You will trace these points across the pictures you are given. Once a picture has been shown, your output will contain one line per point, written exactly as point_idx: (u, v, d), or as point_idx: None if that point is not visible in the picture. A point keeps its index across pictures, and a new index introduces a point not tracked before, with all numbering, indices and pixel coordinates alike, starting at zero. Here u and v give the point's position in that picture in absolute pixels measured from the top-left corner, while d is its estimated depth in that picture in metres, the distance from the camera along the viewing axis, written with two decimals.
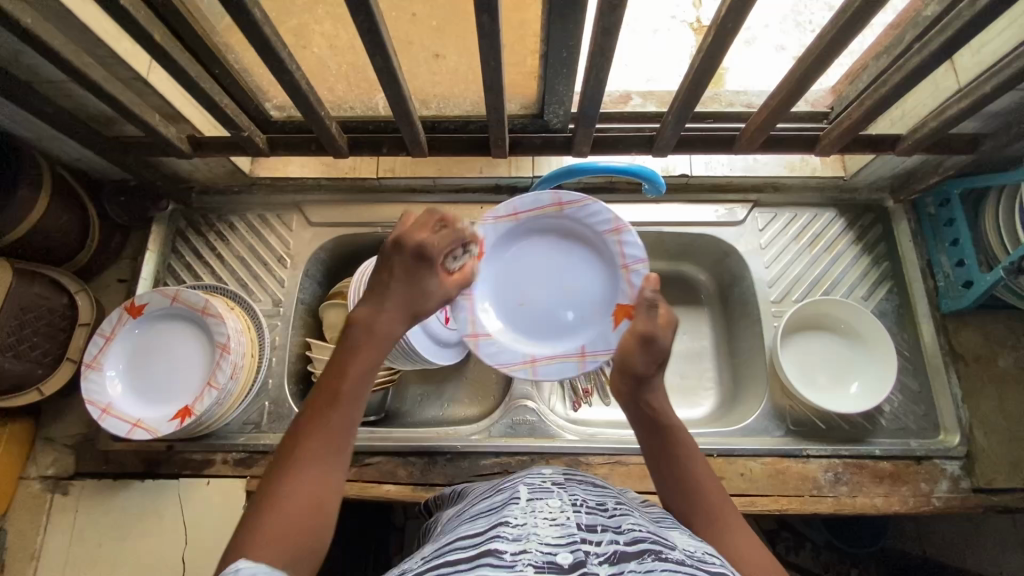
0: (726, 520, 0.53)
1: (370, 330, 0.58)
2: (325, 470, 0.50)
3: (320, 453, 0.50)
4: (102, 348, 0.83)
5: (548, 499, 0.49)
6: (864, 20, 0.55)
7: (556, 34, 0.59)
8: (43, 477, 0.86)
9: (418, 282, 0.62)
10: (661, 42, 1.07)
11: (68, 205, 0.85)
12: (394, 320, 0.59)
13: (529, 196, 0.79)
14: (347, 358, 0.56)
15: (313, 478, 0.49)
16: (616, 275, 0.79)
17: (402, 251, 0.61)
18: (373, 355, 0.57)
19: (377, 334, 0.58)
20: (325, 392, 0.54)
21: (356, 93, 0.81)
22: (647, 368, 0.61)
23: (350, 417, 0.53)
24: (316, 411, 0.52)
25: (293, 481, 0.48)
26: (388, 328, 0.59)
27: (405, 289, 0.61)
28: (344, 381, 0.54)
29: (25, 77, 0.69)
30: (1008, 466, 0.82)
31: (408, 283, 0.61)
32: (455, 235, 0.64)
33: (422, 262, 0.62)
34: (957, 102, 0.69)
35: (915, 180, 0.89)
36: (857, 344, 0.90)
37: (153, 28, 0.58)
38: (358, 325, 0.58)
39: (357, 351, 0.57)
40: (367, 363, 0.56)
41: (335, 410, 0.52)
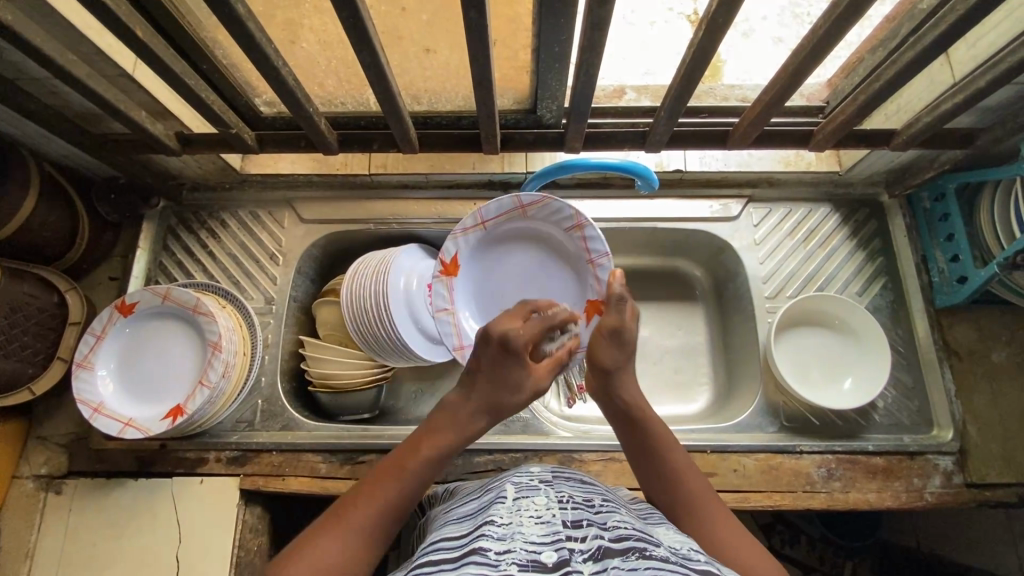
0: (713, 517, 0.52)
1: (455, 416, 0.57)
2: (362, 546, 0.49)
3: (358, 526, 0.49)
4: (93, 347, 0.82)
5: (534, 497, 0.49)
6: (858, 14, 0.55)
7: (545, 29, 0.58)
8: (36, 476, 0.86)
9: (508, 374, 0.58)
10: (657, 34, 1.05)
11: (57, 204, 0.84)
12: (475, 411, 0.57)
13: (493, 204, 0.82)
14: (425, 435, 0.56)
15: (349, 545, 0.48)
16: (584, 270, 0.83)
17: (491, 341, 0.58)
18: (449, 439, 0.56)
19: (459, 419, 0.57)
20: (391, 464, 0.53)
21: (346, 89, 0.80)
22: (616, 361, 0.61)
23: (406, 499, 0.52)
24: (378, 478, 0.52)
25: (330, 541, 0.48)
26: (470, 418, 0.57)
27: (494, 383, 0.58)
28: (413, 459, 0.54)
29: (9, 74, 0.68)
30: (1000, 462, 0.83)
31: (496, 375, 0.58)
32: (544, 325, 0.61)
33: (513, 356, 0.57)
34: (951, 96, 0.69)
35: (910, 174, 0.88)
36: (848, 340, 0.90)
37: (136, 24, 0.57)
38: (447, 408, 0.58)
39: (436, 430, 0.56)
40: (441, 448, 0.55)
41: (395, 486, 0.52)
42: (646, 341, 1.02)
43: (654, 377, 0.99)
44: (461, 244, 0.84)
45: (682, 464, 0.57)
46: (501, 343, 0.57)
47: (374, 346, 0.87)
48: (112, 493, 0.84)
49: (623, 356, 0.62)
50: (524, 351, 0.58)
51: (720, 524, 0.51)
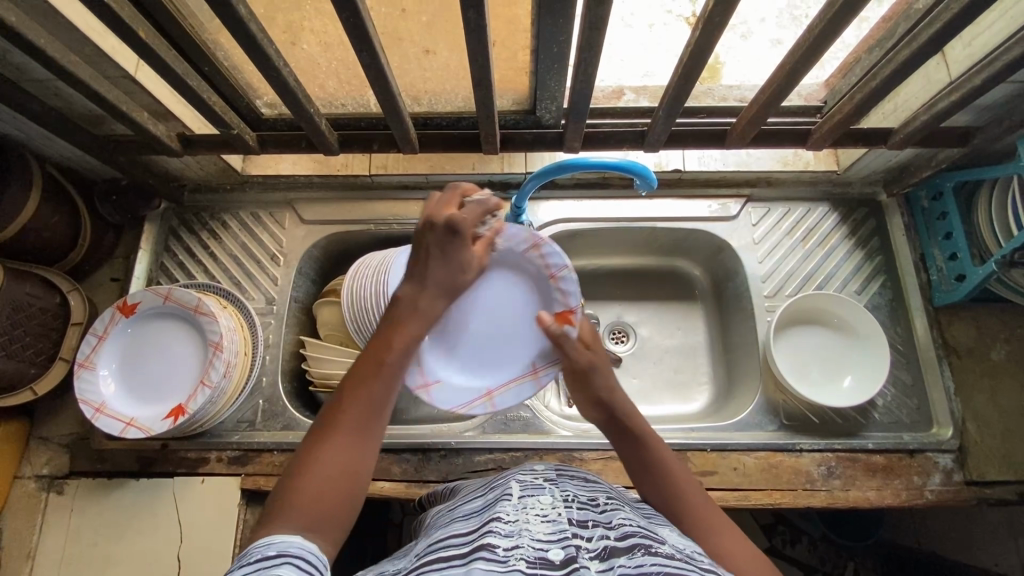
0: (714, 525, 0.52)
1: (413, 308, 0.57)
2: (361, 442, 0.49)
3: (356, 427, 0.49)
4: (95, 347, 0.83)
5: (539, 495, 0.49)
6: (852, 13, 0.55)
7: (544, 29, 0.59)
8: (38, 477, 0.86)
9: (456, 255, 0.59)
10: (656, 36, 1.06)
11: (60, 205, 0.85)
12: (434, 295, 0.58)
13: (497, 239, 0.70)
14: (393, 327, 0.55)
15: (349, 445, 0.48)
16: (545, 287, 0.72)
17: (434, 226, 0.57)
18: (418, 327, 0.56)
19: (421, 308, 0.57)
20: (367, 361, 0.53)
21: (347, 90, 0.81)
22: (614, 394, 0.59)
23: (390, 389, 0.52)
24: (356, 380, 0.52)
25: (331, 446, 0.47)
26: (431, 304, 0.58)
27: (442, 266, 0.59)
28: (387, 350, 0.53)
29: (12, 76, 0.68)
30: (1000, 459, 0.83)
31: (444, 260, 0.59)
32: (483, 209, 0.60)
33: (457, 237, 0.58)
34: (947, 94, 0.69)
35: (908, 173, 0.89)
36: (848, 338, 0.90)
37: (138, 25, 0.57)
38: (404, 302, 0.57)
39: (403, 322, 0.56)
40: (408, 339, 0.55)
41: (376, 381, 0.51)
42: (645, 340, 1.03)
43: (653, 377, 1.00)
44: None
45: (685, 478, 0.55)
46: (443, 229, 0.58)
47: None
48: (113, 493, 0.85)
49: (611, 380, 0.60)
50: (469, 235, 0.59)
51: (727, 534, 0.51)
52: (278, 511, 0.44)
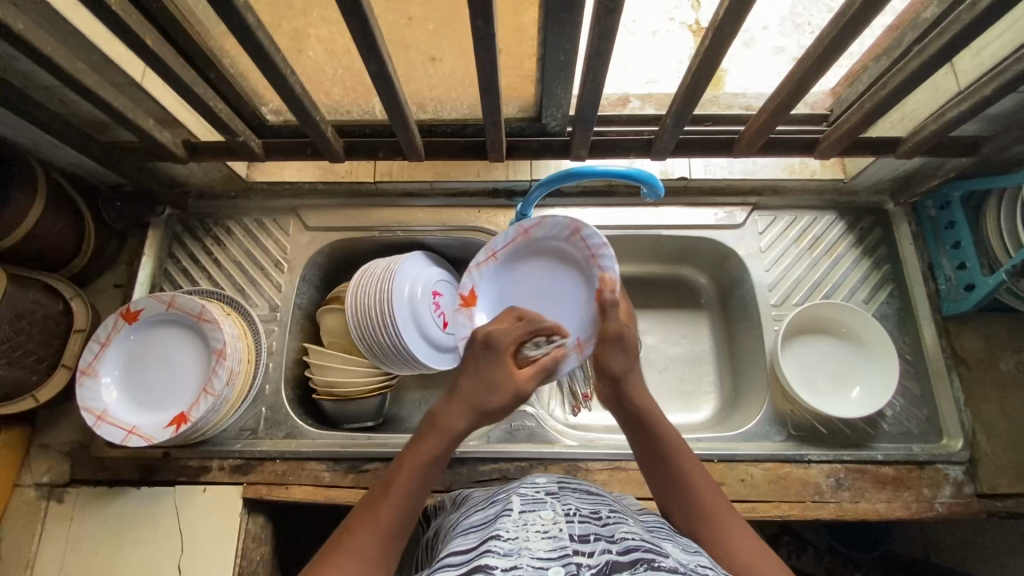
0: (729, 532, 0.51)
1: (438, 426, 0.57)
2: (370, 569, 0.48)
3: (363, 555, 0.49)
4: (98, 354, 0.82)
5: (540, 510, 0.48)
6: (863, 22, 0.55)
7: (552, 37, 0.59)
8: (38, 485, 0.85)
9: (490, 378, 0.60)
10: (660, 44, 1.06)
11: (64, 211, 0.85)
12: (462, 416, 0.58)
13: (498, 237, 0.84)
14: (414, 450, 0.56)
15: (358, 566, 0.48)
16: (587, 267, 0.82)
17: (485, 344, 0.62)
18: (438, 449, 0.56)
19: (445, 427, 0.57)
20: (386, 487, 0.53)
21: (353, 97, 0.81)
22: (624, 367, 0.63)
23: (404, 512, 0.52)
24: (374, 502, 0.53)
25: (340, 564, 0.48)
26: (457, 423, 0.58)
27: (484, 384, 0.60)
28: (405, 475, 0.54)
29: (19, 83, 0.68)
30: (1010, 471, 0.82)
31: (477, 377, 0.60)
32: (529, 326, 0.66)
33: (498, 355, 0.62)
34: (956, 104, 0.69)
35: (915, 182, 0.88)
36: (855, 348, 0.90)
37: (146, 33, 0.57)
38: (431, 421, 0.58)
39: (425, 440, 0.56)
40: (428, 457, 0.55)
41: (393, 504, 0.52)
42: (651, 349, 1.02)
43: (659, 386, 0.99)
44: (476, 276, 0.84)
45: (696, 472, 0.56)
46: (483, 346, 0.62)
47: (379, 354, 0.86)
48: (114, 502, 0.84)
49: (628, 362, 0.64)
50: (505, 352, 0.62)
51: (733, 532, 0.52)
52: None
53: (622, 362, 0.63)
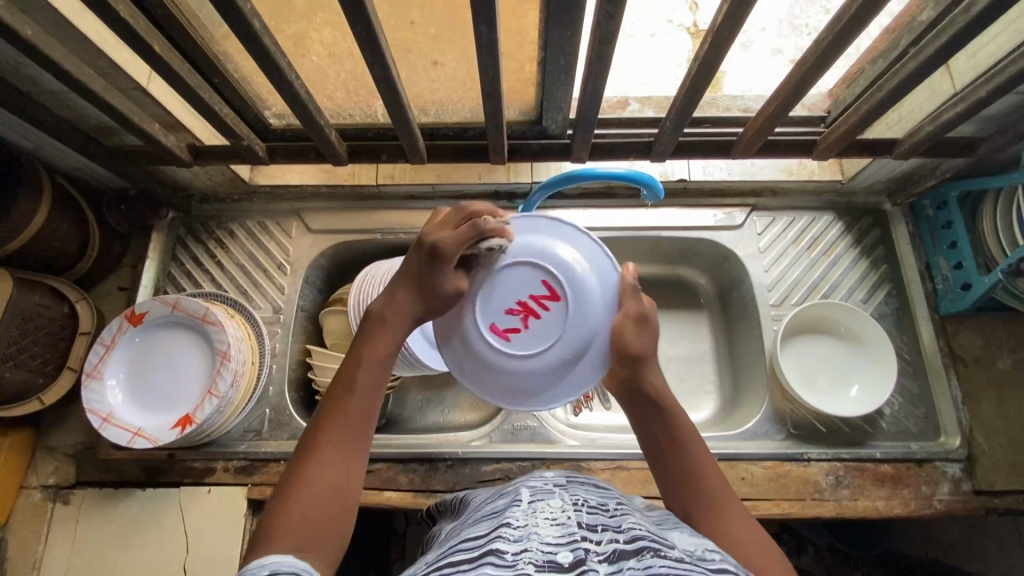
0: (723, 511, 0.51)
1: (383, 323, 0.57)
2: (348, 457, 0.50)
3: (338, 446, 0.49)
4: (102, 357, 0.83)
5: (549, 500, 0.49)
6: (860, 26, 0.56)
7: (554, 41, 0.60)
8: (44, 487, 0.86)
9: (436, 286, 0.57)
10: (659, 46, 1.07)
11: (69, 215, 0.85)
12: (405, 314, 0.57)
13: (596, 266, 0.61)
14: (365, 344, 0.56)
15: (334, 465, 0.48)
16: (577, 273, 0.60)
17: (420, 250, 0.57)
18: (388, 342, 0.56)
19: (390, 323, 0.57)
20: (342, 382, 0.53)
21: (355, 101, 0.82)
22: (646, 346, 0.59)
23: (364, 417, 0.52)
24: (333, 405, 0.52)
25: (314, 469, 0.48)
26: (399, 323, 0.57)
27: (421, 294, 0.57)
28: (359, 371, 0.54)
29: (25, 88, 0.69)
30: (1007, 467, 0.83)
31: (423, 289, 0.57)
32: (473, 232, 0.57)
33: (438, 264, 0.57)
34: (952, 106, 0.70)
35: (911, 183, 0.89)
36: (856, 348, 0.90)
37: (154, 39, 0.58)
38: (374, 317, 0.57)
39: (373, 338, 0.56)
40: (381, 354, 0.55)
41: (354, 398, 0.52)
42: None
43: None
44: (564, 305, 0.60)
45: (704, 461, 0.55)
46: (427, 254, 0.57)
47: None
48: (119, 503, 0.84)
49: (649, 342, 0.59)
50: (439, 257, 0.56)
51: (736, 523, 0.50)
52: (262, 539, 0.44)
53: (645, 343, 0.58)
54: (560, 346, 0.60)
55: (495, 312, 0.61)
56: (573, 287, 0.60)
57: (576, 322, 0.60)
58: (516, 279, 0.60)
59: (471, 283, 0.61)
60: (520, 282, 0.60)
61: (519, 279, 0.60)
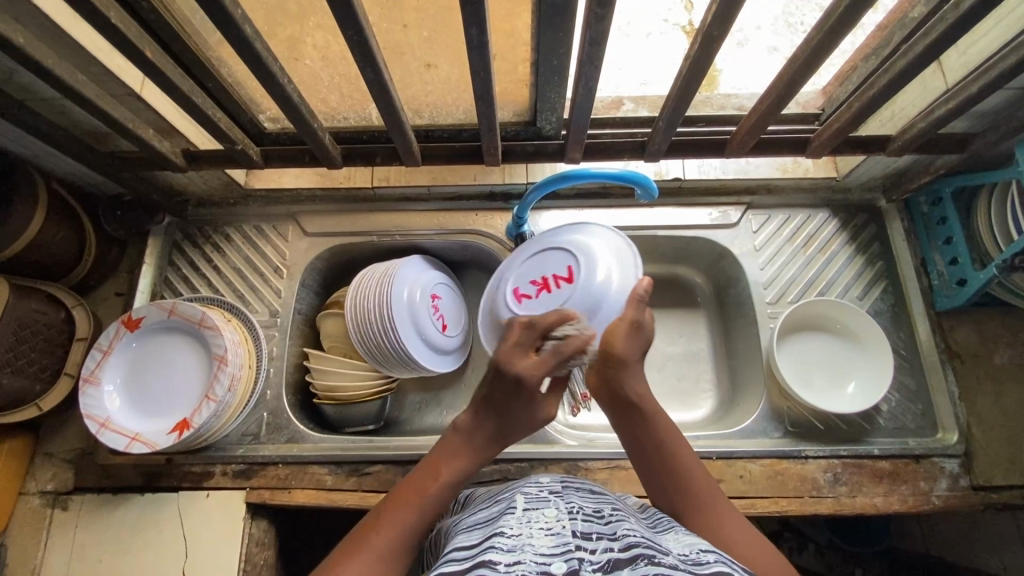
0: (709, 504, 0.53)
1: (464, 447, 0.56)
2: (389, 568, 0.49)
3: (383, 551, 0.49)
4: (99, 362, 0.83)
5: (544, 508, 0.49)
6: (850, 24, 0.56)
7: (545, 42, 0.60)
8: (43, 493, 0.86)
9: (517, 410, 0.56)
10: (653, 46, 1.07)
11: (65, 221, 0.86)
12: (489, 441, 0.56)
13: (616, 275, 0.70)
14: (442, 460, 0.55)
15: (370, 571, 0.48)
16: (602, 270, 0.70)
17: (506, 379, 0.55)
18: (468, 465, 0.55)
19: (473, 451, 0.56)
20: (408, 488, 0.54)
21: (349, 104, 0.82)
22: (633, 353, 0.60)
23: (421, 525, 0.52)
24: (396, 502, 0.53)
25: (353, 566, 0.47)
26: (485, 448, 0.56)
27: (509, 417, 0.56)
28: (429, 484, 0.53)
29: (19, 95, 0.69)
30: (1005, 463, 0.83)
31: (505, 414, 0.56)
32: (559, 355, 0.58)
33: (525, 391, 0.56)
34: (944, 102, 0.70)
35: (906, 179, 0.90)
36: (851, 344, 0.90)
37: (146, 45, 0.59)
38: (460, 433, 0.57)
39: (453, 455, 0.55)
40: (455, 479, 0.54)
41: (414, 509, 0.52)
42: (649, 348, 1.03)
43: (657, 384, 1.00)
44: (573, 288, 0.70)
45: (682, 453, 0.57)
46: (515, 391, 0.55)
47: (378, 357, 0.87)
48: (118, 508, 0.84)
49: (636, 349, 0.61)
50: (531, 390, 0.56)
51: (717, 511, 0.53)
52: None
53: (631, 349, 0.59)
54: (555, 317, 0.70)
55: (523, 280, 0.77)
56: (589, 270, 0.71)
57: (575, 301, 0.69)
58: (555, 260, 0.75)
59: (518, 255, 0.80)
60: (558, 263, 0.75)
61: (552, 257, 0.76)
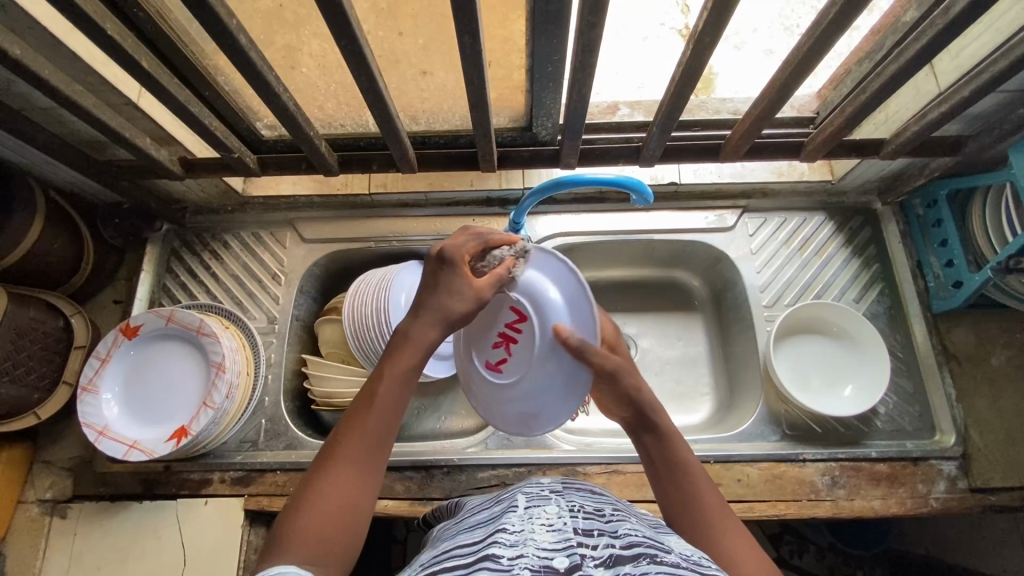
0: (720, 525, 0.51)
1: (405, 338, 0.54)
2: (364, 470, 0.48)
3: (356, 457, 0.48)
4: (98, 370, 0.83)
5: (545, 506, 0.49)
6: (841, 29, 0.56)
7: (539, 49, 0.60)
8: (41, 501, 0.86)
9: (448, 284, 0.55)
10: (649, 49, 1.08)
11: (63, 229, 0.86)
12: (428, 325, 0.54)
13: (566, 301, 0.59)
14: (391, 358, 0.53)
15: (346, 479, 0.47)
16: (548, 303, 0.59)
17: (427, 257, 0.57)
18: (412, 357, 0.53)
19: (412, 338, 0.54)
20: (363, 394, 0.51)
21: (346, 111, 0.82)
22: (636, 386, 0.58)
23: (391, 420, 0.51)
24: (357, 407, 0.51)
25: (329, 479, 0.47)
26: (423, 332, 0.54)
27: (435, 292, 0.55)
28: (382, 383, 0.51)
29: (16, 105, 0.70)
30: (1002, 465, 0.83)
31: (436, 287, 0.55)
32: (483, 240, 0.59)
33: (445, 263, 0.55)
34: (937, 106, 0.70)
35: (901, 182, 0.90)
36: (848, 347, 0.91)
37: (141, 56, 0.59)
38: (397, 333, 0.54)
39: (399, 352, 0.53)
40: (406, 369, 0.52)
41: (373, 411, 0.50)
42: (647, 352, 1.03)
43: (655, 388, 1.00)
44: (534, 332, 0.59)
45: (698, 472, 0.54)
46: (437, 260, 0.56)
47: (376, 363, 0.87)
48: (116, 516, 0.84)
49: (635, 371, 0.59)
50: (457, 258, 0.55)
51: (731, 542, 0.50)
52: (277, 546, 0.45)
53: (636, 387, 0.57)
54: (530, 381, 0.60)
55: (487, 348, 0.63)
56: (544, 314, 0.59)
57: (546, 356, 0.59)
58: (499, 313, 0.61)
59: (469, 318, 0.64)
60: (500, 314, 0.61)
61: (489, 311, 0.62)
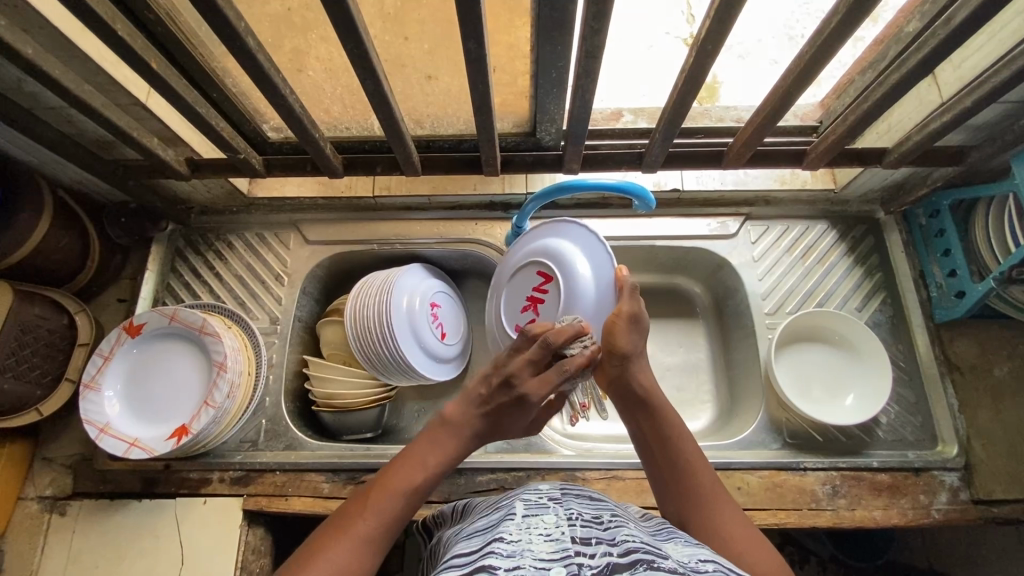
0: (711, 498, 0.53)
1: (450, 434, 0.57)
2: (378, 542, 0.49)
3: (372, 527, 0.49)
4: (100, 368, 0.83)
5: (543, 515, 0.49)
6: (843, 38, 0.56)
7: (544, 55, 0.61)
8: (41, 498, 0.87)
9: (510, 413, 0.59)
10: (654, 58, 1.09)
11: (70, 227, 0.87)
12: (473, 432, 0.58)
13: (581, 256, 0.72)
14: (429, 442, 0.56)
15: (359, 546, 0.47)
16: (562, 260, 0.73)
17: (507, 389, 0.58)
18: (452, 448, 0.56)
19: (457, 435, 0.57)
20: (396, 467, 0.53)
21: (351, 115, 0.83)
22: (633, 344, 0.63)
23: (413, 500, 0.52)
24: (387, 483, 0.52)
25: (342, 543, 0.47)
26: (469, 437, 0.58)
27: (496, 413, 0.59)
28: (419, 463, 0.54)
29: (27, 104, 0.71)
30: (1005, 477, 0.82)
31: (498, 413, 0.59)
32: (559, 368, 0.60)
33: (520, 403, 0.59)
34: (939, 116, 0.70)
35: (905, 191, 0.90)
36: (851, 356, 0.90)
37: (151, 56, 0.60)
38: (444, 422, 0.58)
39: (439, 439, 0.56)
40: (443, 457, 0.55)
41: (404, 486, 0.52)
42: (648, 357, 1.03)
43: None
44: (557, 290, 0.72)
45: (692, 449, 0.56)
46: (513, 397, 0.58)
47: (377, 365, 0.87)
48: (115, 514, 0.85)
49: (638, 342, 0.64)
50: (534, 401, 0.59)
51: (724, 520, 0.51)
52: None
53: (631, 341, 0.63)
54: None
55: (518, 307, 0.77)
56: (567, 269, 0.72)
57: (572, 306, 0.70)
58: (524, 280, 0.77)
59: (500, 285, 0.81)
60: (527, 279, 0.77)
61: (524, 274, 0.77)
